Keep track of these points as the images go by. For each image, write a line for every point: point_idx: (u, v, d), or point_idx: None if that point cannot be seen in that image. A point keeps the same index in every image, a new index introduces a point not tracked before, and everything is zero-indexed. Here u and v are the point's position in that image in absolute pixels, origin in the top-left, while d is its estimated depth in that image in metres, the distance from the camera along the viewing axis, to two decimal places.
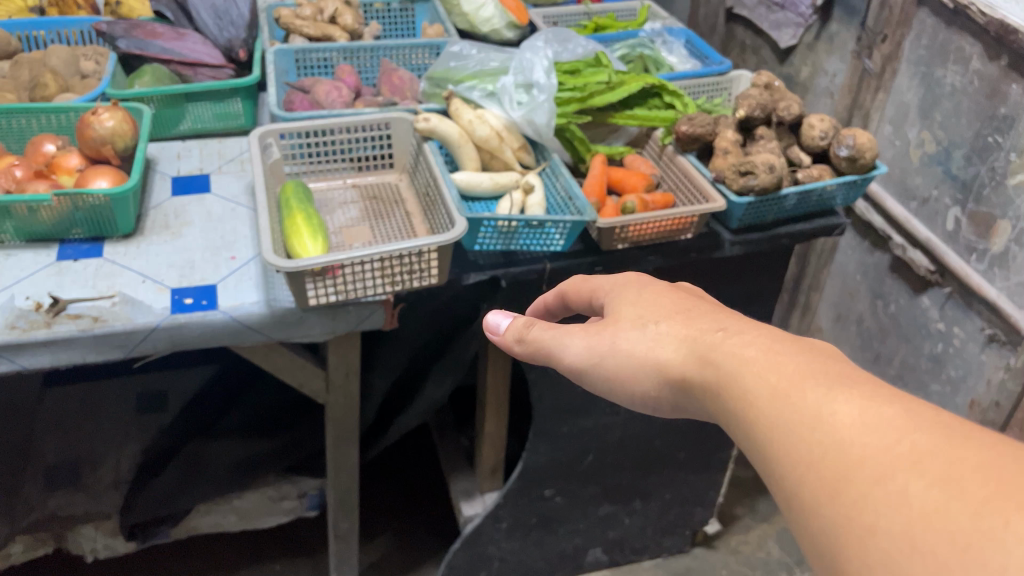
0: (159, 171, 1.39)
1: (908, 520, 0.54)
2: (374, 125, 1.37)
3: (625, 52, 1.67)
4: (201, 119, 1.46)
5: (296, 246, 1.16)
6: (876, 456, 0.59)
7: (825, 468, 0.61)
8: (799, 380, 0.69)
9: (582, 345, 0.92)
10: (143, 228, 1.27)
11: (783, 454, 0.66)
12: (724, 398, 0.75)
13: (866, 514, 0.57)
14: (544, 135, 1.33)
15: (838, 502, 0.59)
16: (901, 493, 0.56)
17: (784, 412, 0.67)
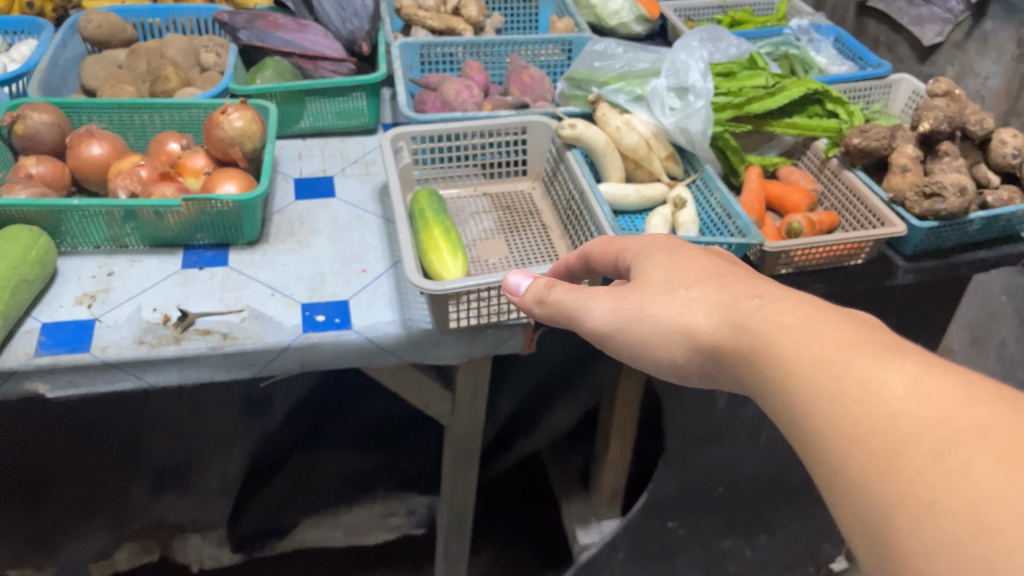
0: (281, 172, 1.32)
1: (1008, 541, 0.36)
2: (510, 129, 1.28)
3: (769, 50, 1.53)
4: (321, 116, 1.38)
5: (434, 261, 1.08)
6: (960, 452, 0.40)
7: (889, 470, 0.42)
8: (856, 349, 0.48)
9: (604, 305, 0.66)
10: (268, 234, 1.20)
11: (831, 445, 0.46)
12: (761, 371, 0.54)
13: (939, 530, 0.38)
14: (697, 144, 1.21)
15: (899, 509, 0.41)
16: (994, 503, 0.37)
17: (835, 387, 0.47)
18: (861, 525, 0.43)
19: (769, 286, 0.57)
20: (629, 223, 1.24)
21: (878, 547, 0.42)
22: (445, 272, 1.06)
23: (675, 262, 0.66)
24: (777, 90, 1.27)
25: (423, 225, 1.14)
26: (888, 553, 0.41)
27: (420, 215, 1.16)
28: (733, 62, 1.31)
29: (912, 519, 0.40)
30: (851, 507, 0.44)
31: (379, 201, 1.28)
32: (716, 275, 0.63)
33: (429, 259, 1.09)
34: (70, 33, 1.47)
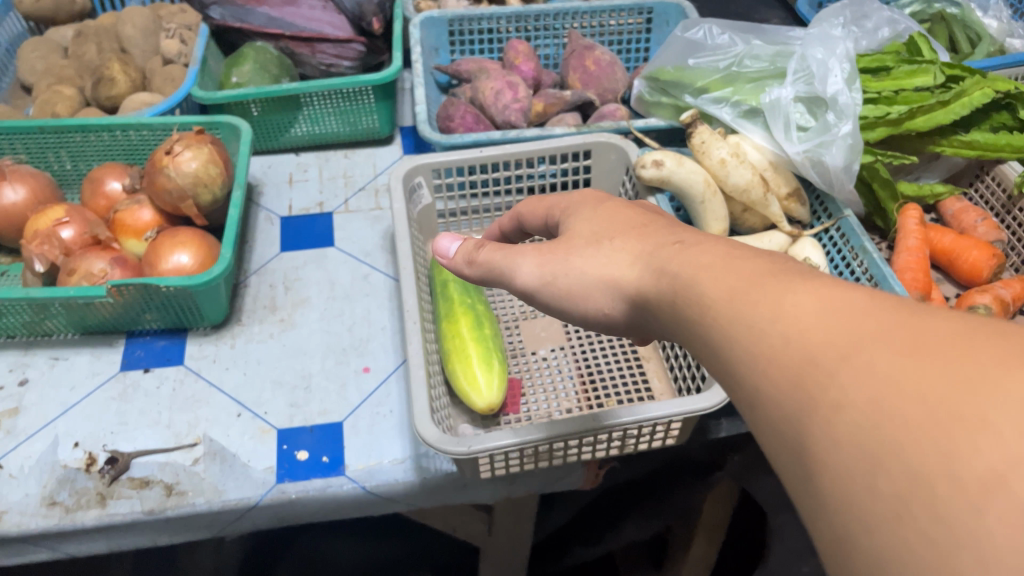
0: (264, 206, 1.00)
1: (921, 429, 0.27)
2: (569, 153, 0.93)
3: (919, 9, 1.22)
4: (320, 121, 1.05)
5: (458, 376, 0.76)
6: (870, 353, 0.31)
7: (811, 389, 0.32)
8: (772, 282, 0.39)
9: (530, 263, 0.61)
10: (239, 310, 0.89)
11: (759, 380, 0.36)
12: (690, 319, 0.44)
13: (850, 429, 0.30)
14: (835, 183, 0.85)
15: (813, 417, 0.31)
16: (910, 398, 0.28)
17: (759, 320, 0.37)
18: (783, 446, 0.34)
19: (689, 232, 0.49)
20: None
21: (798, 464, 0.32)
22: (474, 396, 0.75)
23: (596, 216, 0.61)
24: (951, 96, 0.89)
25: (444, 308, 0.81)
26: (811, 470, 0.31)
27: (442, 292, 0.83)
28: (884, 53, 0.93)
29: (832, 430, 0.30)
30: (779, 449, 0.34)
31: (392, 251, 0.96)
32: (639, 227, 0.57)
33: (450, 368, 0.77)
34: (3, 9, 1.15)
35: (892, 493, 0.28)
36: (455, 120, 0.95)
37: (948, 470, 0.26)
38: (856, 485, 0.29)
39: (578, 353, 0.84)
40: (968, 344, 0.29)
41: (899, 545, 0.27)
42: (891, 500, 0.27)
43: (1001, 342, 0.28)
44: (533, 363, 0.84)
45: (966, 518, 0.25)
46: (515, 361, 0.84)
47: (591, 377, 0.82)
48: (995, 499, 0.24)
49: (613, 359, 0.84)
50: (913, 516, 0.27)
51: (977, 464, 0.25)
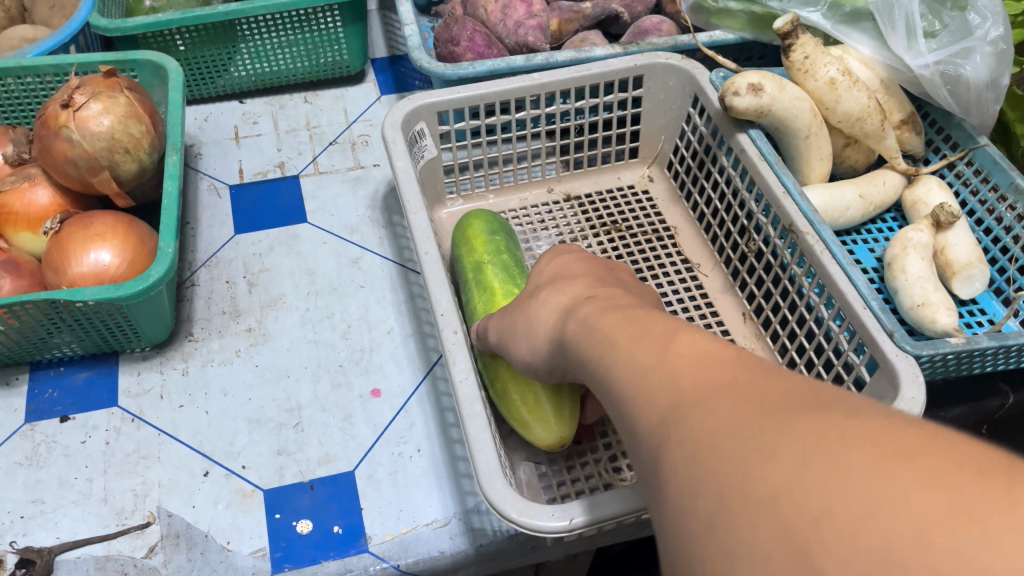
0: (205, 173, 0.76)
1: (724, 456, 0.25)
2: (613, 83, 0.71)
3: None
4: (268, 55, 0.80)
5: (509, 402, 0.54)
6: (705, 398, 0.27)
7: (663, 424, 0.28)
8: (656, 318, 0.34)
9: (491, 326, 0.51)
10: (187, 320, 0.65)
11: (637, 415, 0.30)
12: (592, 351, 0.37)
13: (681, 460, 0.26)
14: (971, 105, 0.65)
15: (666, 440, 0.27)
16: (723, 433, 0.25)
17: (639, 353, 0.32)
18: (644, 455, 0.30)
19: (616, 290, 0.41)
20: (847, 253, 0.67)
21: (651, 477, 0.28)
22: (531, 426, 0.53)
23: (561, 253, 0.51)
24: None
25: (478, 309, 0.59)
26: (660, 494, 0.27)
27: (478, 283, 0.60)
28: None
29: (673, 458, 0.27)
30: (653, 484, 0.28)
31: (386, 224, 0.73)
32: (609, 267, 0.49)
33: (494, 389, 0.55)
34: None
35: (702, 514, 0.24)
36: (462, 45, 0.71)
37: (737, 484, 0.24)
38: (680, 514, 0.25)
39: None
40: (806, 403, 0.25)
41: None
42: (696, 524, 0.24)
43: (814, 395, 0.25)
44: None
45: (746, 548, 0.22)
46: None
47: None
48: (768, 521, 0.22)
49: None
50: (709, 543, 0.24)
51: (764, 486, 0.23)
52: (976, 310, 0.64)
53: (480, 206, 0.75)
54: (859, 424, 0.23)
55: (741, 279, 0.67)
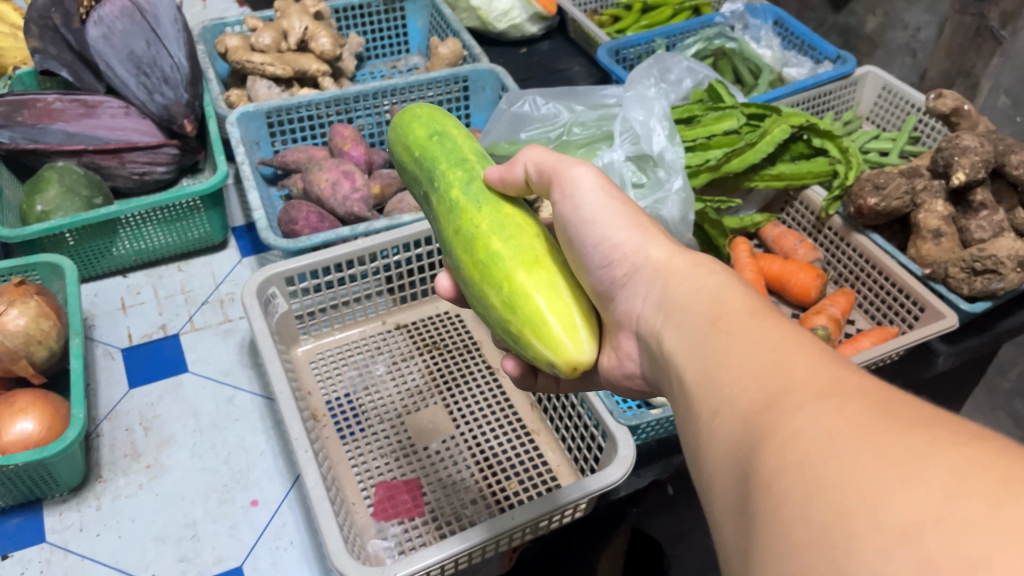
0: (99, 340, 0.93)
1: (861, 476, 0.27)
2: (422, 238, 0.93)
3: (701, 47, 1.33)
4: (144, 236, 0.98)
5: (541, 283, 0.49)
6: (839, 399, 0.31)
7: (756, 428, 0.32)
8: (768, 313, 0.40)
9: (592, 171, 0.54)
10: (96, 464, 0.81)
11: (723, 419, 0.35)
12: (692, 306, 0.43)
13: (790, 457, 0.30)
14: (675, 232, 0.90)
15: (767, 435, 0.31)
16: (864, 445, 0.28)
17: (746, 328, 0.38)
18: (717, 457, 0.35)
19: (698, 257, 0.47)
20: None
21: (736, 481, 0.33)
22: (577, 322, 0.49)
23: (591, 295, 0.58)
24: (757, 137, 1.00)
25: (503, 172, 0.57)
26: (748, 483, 0.32)
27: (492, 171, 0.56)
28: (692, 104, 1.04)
29: (742, 464, 0.32)
30: (744, 491, 0.32)
31: (253, 365, 0.92)
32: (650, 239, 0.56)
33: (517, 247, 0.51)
34: None
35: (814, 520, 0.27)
36: (299, 223, 0.94)
37: (871, 512, 0.26)
38: (781, 504, 0.29)
39: (470, 442, 0.85)
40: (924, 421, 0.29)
41: (784, 568, 0.28)
42: (814, 530, 0.27)
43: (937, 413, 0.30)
44: (427, 459, 0.83)
45: (875, 558, 0.25)
46: (407, 461, 0.82)
47: (487, 461, 0.83)
48: (905, 547, 0.24)
49: (503, 439, 0.85)
50: (825, 547, 0.26)
51: (901, 515, 0.25)
52: None
53: (327, 341, 0.95)
54: (996, 464, 0.26)
55: None
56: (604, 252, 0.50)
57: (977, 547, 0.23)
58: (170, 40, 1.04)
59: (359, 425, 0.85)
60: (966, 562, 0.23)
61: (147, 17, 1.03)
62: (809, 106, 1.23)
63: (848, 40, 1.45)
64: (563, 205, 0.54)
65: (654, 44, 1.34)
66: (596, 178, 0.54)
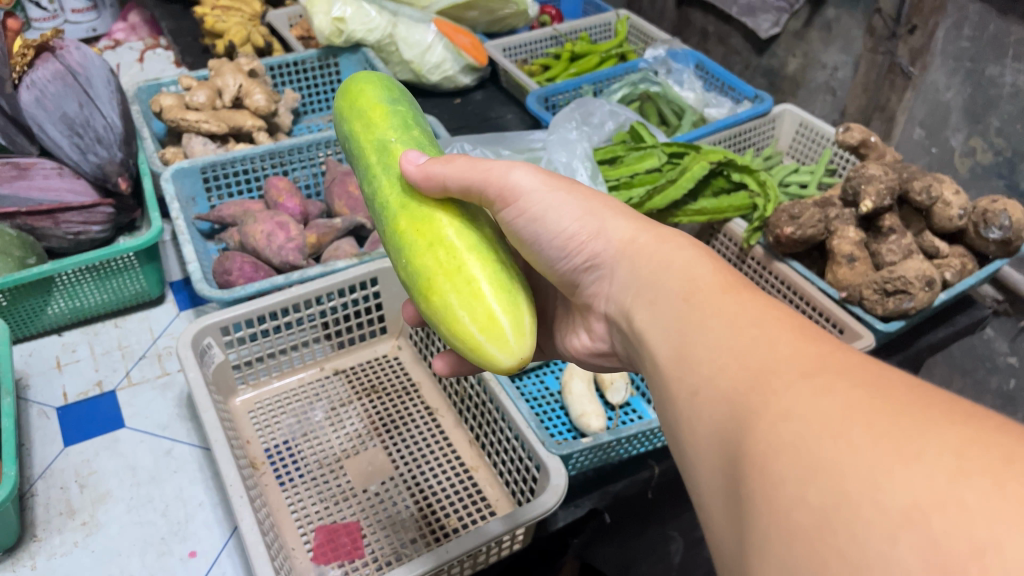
0: (34, 400, 0.93)
1: (862, 457, 0.28)
2: (357, 283, 0.95)
3: (627, 92, 1.38)
4: (79, 293, 0.99)
5: (476, 287, 0.47)
6: (829, 377, 0.32)
7: (740, 417, 0.33)
8: (746, 287, 0.42)
9: (528, 169, 0.53)
10: (31, 524, 0.80)
11: (710, 410, 0.36)
12: (663, 281, 0.46)
13: (782, 441, 0.31)
14: None
15: (755, 419, 0.32)
16: (861, 426, 0.29)
17: (719, 300, 0.41)
18: (706, 446, 0.36)
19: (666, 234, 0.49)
20: (539, 383, 0.95)
21: (725, 465, 0.34)
22: (521, 313, 0.48)
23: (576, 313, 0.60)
24: (676, 174, 1.06)
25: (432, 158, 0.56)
26: (738, 470, 0.32)
27: (386, 170, 0.55)
28: (615, 145, 1.12)
29: (733, 454, 0.33)
30: (735, 476, 0.33)
31: (191, 418, 0.92)
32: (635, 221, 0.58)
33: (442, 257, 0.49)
34: None
35: (812, 504, 0.28)
36: (233, 273, 0.97)
37: (873, 494, 0.27)
38: (777, 486, 0.30)
39: (409, 482, 0.86)
40: (906, 397, 0.30)
41: (785, 553, 0.28)
42: (814, 515, 0.28)
43: (924, 387, 0.31)
44: (366, 501, 0.83)
45: (882, 545, 0.26)
46: (346, 504, 0.83)
47: (424, 496, 0.84)
48: (911, 530, 0.25)
49: (442, 476, 0.87)
50: (831, 529, 0.27)
51: (904, 497, 0.26)
52: (629, 410, 0.91)
53: (266, 390, 0.96)
54: (998, 443, 0.27)
55: (465, 415, 0.92)
56: (562, 243, 0.53)
57: (986, 527, 0.24)
58: (100, 104, 1.07)
59: (299, 472, 0.86)
60: (976, 544, 0.24)
61: (79, 78, 1.05)
62: (731, 144, 1.29)
63: (772, 81, 1.52)
64: (504, 208, 0.53)
65: (582, 90, 1.39)
66: (537, 173, 0.53)
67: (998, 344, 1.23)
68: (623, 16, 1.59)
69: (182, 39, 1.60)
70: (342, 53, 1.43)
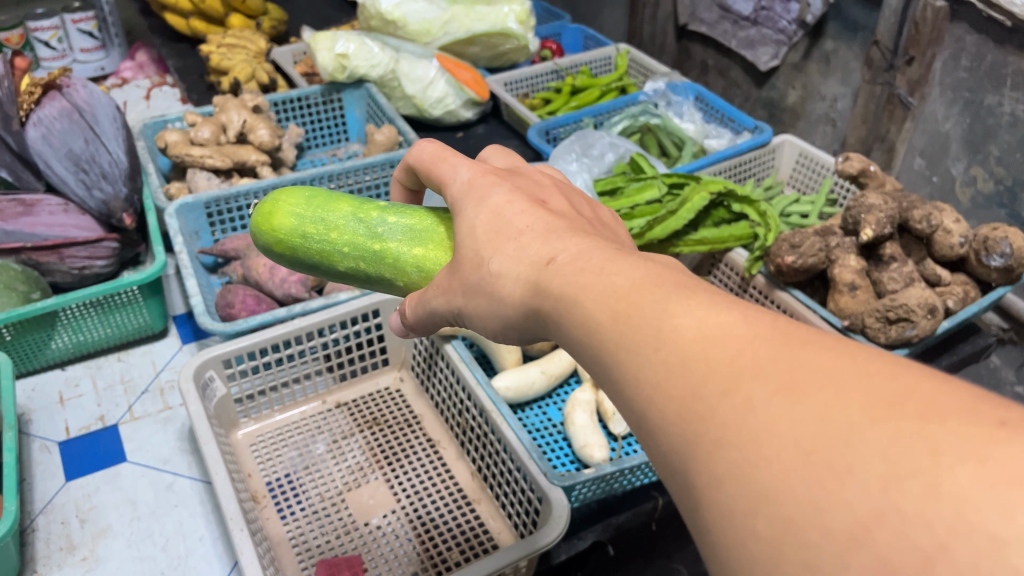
0: (36, 435, 0.93)
1: (796, 480, 0.28)
2: (358, 315, 0.96)
3: (627, 124, 1.39)
4: (83, 327, 0.99)
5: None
6: (745, 386, 0.30)
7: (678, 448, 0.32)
8: (631, 290, 0.37)
9: (436, 296, 0.50)
10: (31, 559, 0.80)
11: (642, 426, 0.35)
12: (563, 329, 0.40)
13: (723, 465, 0.30)
14: None
15: (690, 450, 0.31)
16: (787, 443, 0.28)
17: (618, 342, 0.36)
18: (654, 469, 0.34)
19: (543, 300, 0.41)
20: (542, 414, 0.94)
21: (674, 489, 0.33)
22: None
23: None
24: (677, 204, 1.06)
25: (400, 285, 0.60)
26: (690, 492, 0.32)
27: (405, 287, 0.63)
28: (615, 177, 1.13)
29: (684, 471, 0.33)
30: (685, 497, 0.32)
31: (192, 451, 0.92)
32: (536, 192, 0.49)
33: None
34: None
35: (765, 529, 0.28)
36: (235, 307, 0.97)
37: (816, 517, 0.27)
38: (728, 515, 0.29)
39: (410, 514, 0.85)
40: (824, 381, 0.29)
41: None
42: (767, 543, 0.28)
43: (854, 352, 0.30)
44: (368, 535, 0.83)
45: (834, 568, 0.26)
46: (347, 539, 0.82)
47: (426, 528, 0.84)
48: (862, 554, 0.25)
49: (445, 508, 0.86)
50: (785, 558, 0.27)
51: (845, 517, 0.26)
52: (632, 440, 0.91)
53: (269, 423, 0.96)
54: (924, 436, 0.26)
55: (467, 446, 0.91)
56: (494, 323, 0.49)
57: (935, 540, 0.24)
58: (107, 140, 1.08)
59: (300, 506, 0.85)
60: (922, 556, 0.24)
61: (85, 115, 1.07)
62: (731, 174, 1.30)
63: (773, 112, 1.53)
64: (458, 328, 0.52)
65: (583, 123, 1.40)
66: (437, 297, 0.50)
67: (1005, 372, 1.22)
68: (623, 50, 1.61)
69: (189, 77, 1.62)
70: (346, 88, 1.45)
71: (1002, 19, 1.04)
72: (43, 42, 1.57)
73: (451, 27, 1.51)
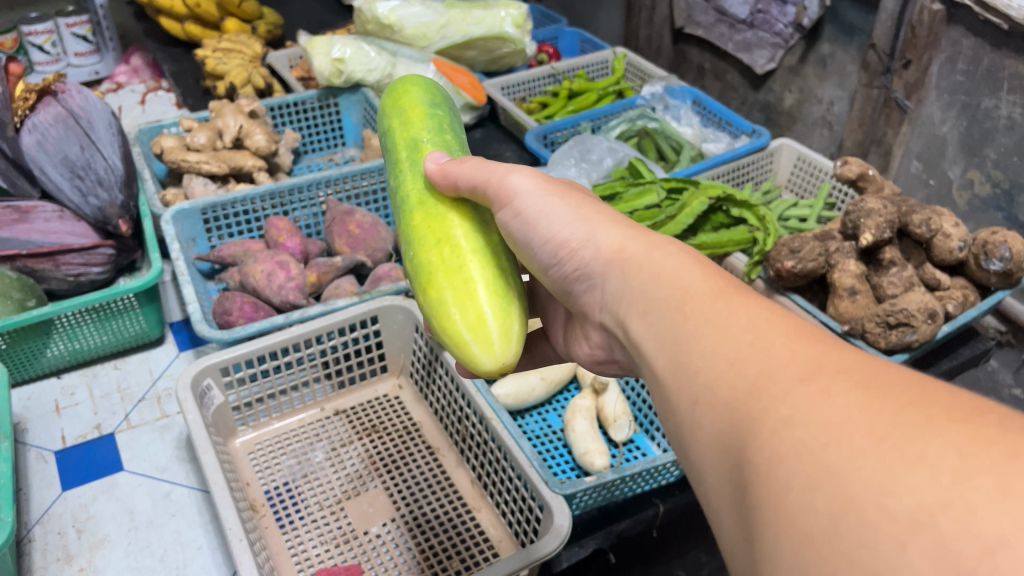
0: (32, 444, 0.92)
1: (864, 462, 0.28)
2: (358, 321, 0.95)
3: (625, 128, 1.39)
4: (77, 334, 0.98)
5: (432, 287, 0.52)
6: (825, 379, 0.31)
7: (740, 438, 0.33)
8: (727, 294, 0.40)
9: (524, 173, 0.52)
10: (28, 570, 0.79)
11: (704, 419, 0.35)
12: (654, 296, 0.43)
13: (785, 447, 0.30)
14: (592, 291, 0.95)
15: (756, 427, 0.32)
16: (860, 429, 0.28)
17: (713, 311, 0.39)
18: (706, 454, 0.35)
19: (645, 264, 0.45)
20: (542, 420, 0.94)
21: (729, 475, 0.33)
22: (444, 332, 0.51)
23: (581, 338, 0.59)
24: (676, 210, 1.07)
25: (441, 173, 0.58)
26: (742, 479, 0.32)
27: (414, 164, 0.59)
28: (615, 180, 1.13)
29: (734, 461, 0.33)
30: (739, 486, 0.32)
31: (190, 460, 0.91)
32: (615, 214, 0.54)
33: (414, 242, 0.55)
34: None
35: (822, 511, 0.28)
36: (234, 313, 0.97)
37: (878, 498, 0.26)
38: (783, 493, 0.29)
39: (411, 522, 0.84)
40: (907, 389, 0.30)
41: (798, 562, 0.28)
42: (822, 523, 0.28)
43: (921, 381, 0.31)
44: (367, 543, 0.82)
45: (891, 551, 0.25)
46: (345, 549, 0.81)
47: (427, 537, 0.83)
48: (921, 534, 0.25)
49: (446, 516, 0.86)
50: (842, 537, 0.27)
51: (909, 500, 0.26)
52: (634, 447, 0.91)
53: (267, 431, 0.95)
54: (1000, 440, 0.26)
55: (467, 453, 0.91)
56: (554, 254, 0.51)
57: (999, 529, 0.24)
58: (101, 146, 1.07)
59: (299, 515, 0.85)
60: (984, 546, 0.24)
61: (80, 121, 1.06)
62: (730, 178, 1.30)
63: (770, 116, 1.53)
64: (502, 209, 0.53)
65: (581, 127, 1.39)
66: (531, 179, 0.53)
67: (1003, 376, 1.22)
68: (620, 54, 1.61)
69: (183, 81, 1.61)
70: (341, 94, 1.45)
71: (998, 23, 1.04)
72: (37, 46, 1.57)
73: (448, 31, 1.50)
